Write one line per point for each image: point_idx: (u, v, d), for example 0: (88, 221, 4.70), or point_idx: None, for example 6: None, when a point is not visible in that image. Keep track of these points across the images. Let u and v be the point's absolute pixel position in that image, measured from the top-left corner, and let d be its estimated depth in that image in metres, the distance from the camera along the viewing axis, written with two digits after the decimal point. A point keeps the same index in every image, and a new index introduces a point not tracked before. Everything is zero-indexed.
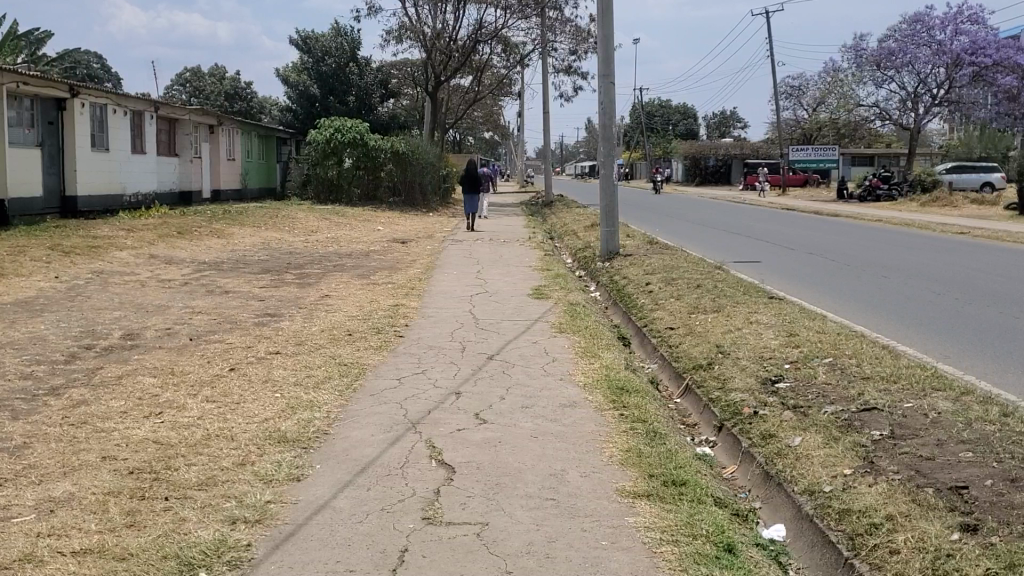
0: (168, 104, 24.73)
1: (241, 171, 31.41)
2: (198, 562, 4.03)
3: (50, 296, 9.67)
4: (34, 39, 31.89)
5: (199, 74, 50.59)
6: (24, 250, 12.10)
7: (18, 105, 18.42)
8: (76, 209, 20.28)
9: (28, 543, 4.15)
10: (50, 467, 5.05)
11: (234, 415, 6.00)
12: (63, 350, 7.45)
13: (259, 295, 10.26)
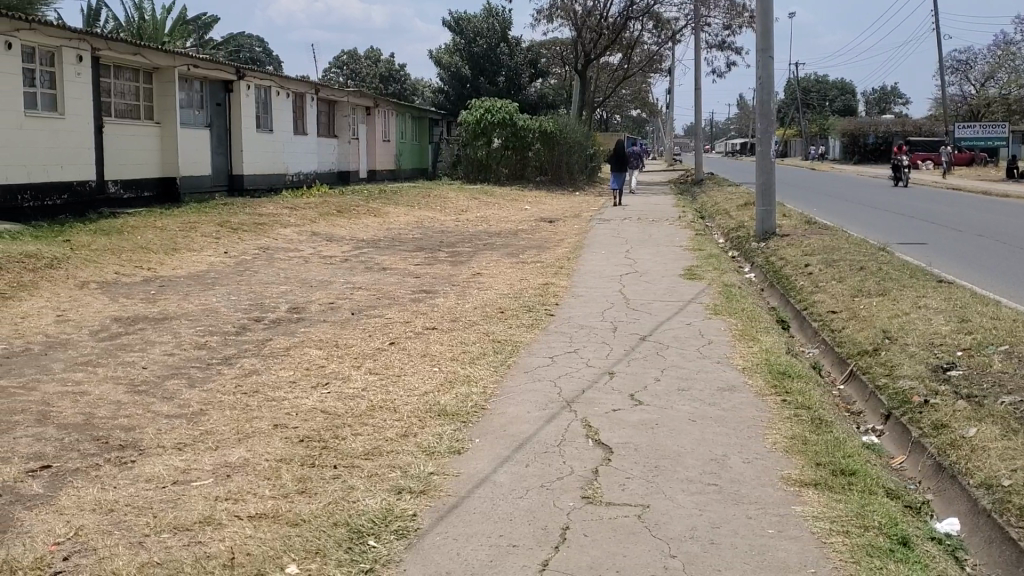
0: (328, 86, 25.48)
1: (394, 152, 32.10)
2: (367, 530, 4.12)
3: (220, 270, 10.08)
4: (205, 25, 33.23)
5: (355, 56, 51.89)
6: (196, 227, 12.65)
7: (188, 88, 19.28)
8: (242, 188, 21.13)
9: (207, 506, 4.32)
10: (225, 434, 5.25)
11: (394, 388, 6.10)
12: (233, 322, 7.75)
13: (414, 272, 10.42)
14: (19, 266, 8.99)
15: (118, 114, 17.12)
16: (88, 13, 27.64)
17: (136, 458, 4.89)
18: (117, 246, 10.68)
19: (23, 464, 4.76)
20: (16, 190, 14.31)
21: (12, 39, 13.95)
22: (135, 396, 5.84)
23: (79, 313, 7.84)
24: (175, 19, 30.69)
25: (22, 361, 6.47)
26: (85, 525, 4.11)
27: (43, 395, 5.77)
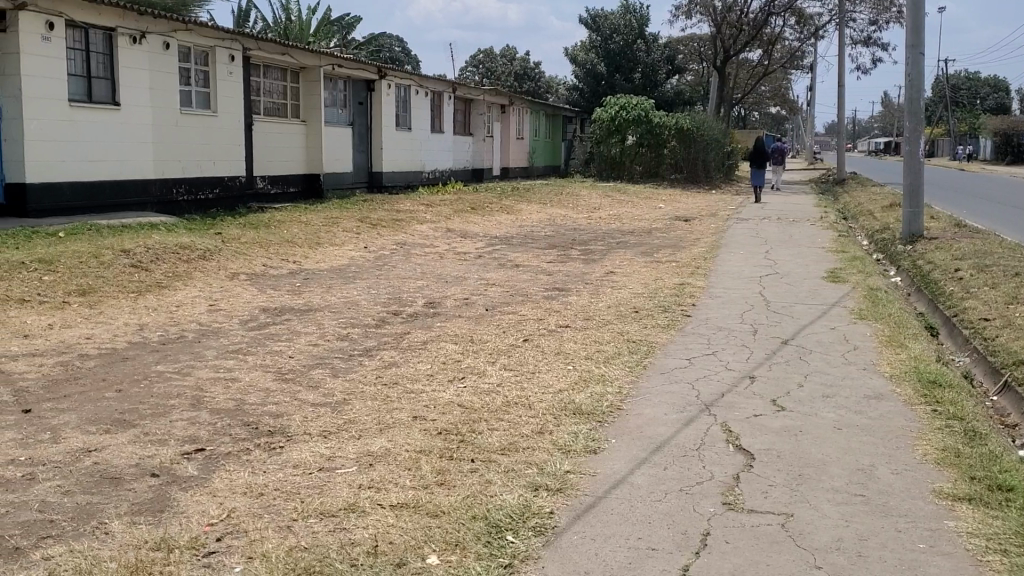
0: (465, 85, 25.81)
1: (528, 149, 32.31)
2: (505, 525, 4.14)
3: (359, 264, 10.33)
4: (348, 26, 34.06)
5: (493, 55, 52.39)
6: (337, 222, 12.99)
7: (333, 87, 19.84)
8: (381, 184, 21.63)
9: (351, 494, 4.43)
10: (367, 423, 5.37)
11: (529, 385, 6.12)
12: (373, 315, 7.93)
13: (548, 270, 10.44)
14: (174, 257, 9.41)
15: (266, 111, 17.74)
16: (239, 14, 28.71)
17: (284, 444, 5.05)
18: (264, 239, 11.06)
19: (179, 446, 4.98)
20: (171, 184, 15.03)
21: (170, 39, 14.61)
22: (282, 383, 6.05)
23: (229, 302, 8.15)
24: (320, 20, 31.57)
25: (176, 347, 6.77)
26: (237, 507, 4.28)
27: (197, 381, 6.02)
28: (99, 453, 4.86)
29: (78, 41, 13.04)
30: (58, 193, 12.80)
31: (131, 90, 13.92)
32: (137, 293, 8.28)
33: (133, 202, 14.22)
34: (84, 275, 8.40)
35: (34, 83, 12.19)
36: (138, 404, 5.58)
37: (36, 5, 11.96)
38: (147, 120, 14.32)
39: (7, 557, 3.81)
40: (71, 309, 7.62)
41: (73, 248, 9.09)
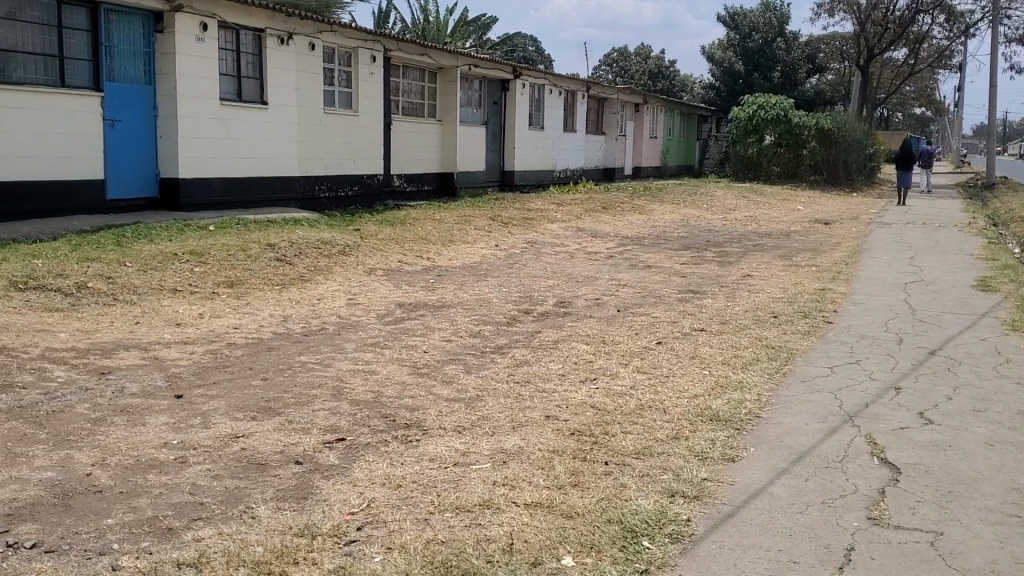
0: (599, 84, 25.75)
1: (661, 149, 32.08)
2: (641, 530, 4.09)
3: (491, 262, 10.40)
4: (484, 26, 34.42)
5: (627, 53, 52.07)
6: (469, 220, 13.12)
7: (468, 86, 20.09)
8: (513, 183, 21.77)
9: (486, 490, 4.46)
10: (501, 421, 5.39)
11: (663, 389, 6.03)
12: (505, 313, 7.97)
13: (681, 271, 10.30)
14: (316, 251, 9.68)
15: (404, 111, 18.09)
16: (378, 16, 29.38)
17: (420, 438, 5.12)
18: (400, 236, 11.28)
19: (321, 435, 5.11)
20: (313, 181, 15.49)
21: (315, 40, 15.02)
22: (418, 377, 6.14)
23: (367, 297, 8.33)
24: (456, 21, 32.01)
25: (317, 339, 6.95)
26: (376, 498, 4.37)
27: (337, 372, 6.18)
28: (246, 439, 5.03)
29: (230, 42, 13.54)
30: (209, 189, 13.34)
31: (277, 90, 14.39)
32: (281, 285, 8.55)
33: (277, 199, 14.71)
34: (232, 267, 8.72)
35: (188, 83, 12.72)
36: (282, 393, 5.76)
37: (191, 7, 12.48)
38: (292, 119, 14.78)
39: (162, 536, 3.98)
40: (219, 299, 7.92)
41: (222, 242, 9.45)
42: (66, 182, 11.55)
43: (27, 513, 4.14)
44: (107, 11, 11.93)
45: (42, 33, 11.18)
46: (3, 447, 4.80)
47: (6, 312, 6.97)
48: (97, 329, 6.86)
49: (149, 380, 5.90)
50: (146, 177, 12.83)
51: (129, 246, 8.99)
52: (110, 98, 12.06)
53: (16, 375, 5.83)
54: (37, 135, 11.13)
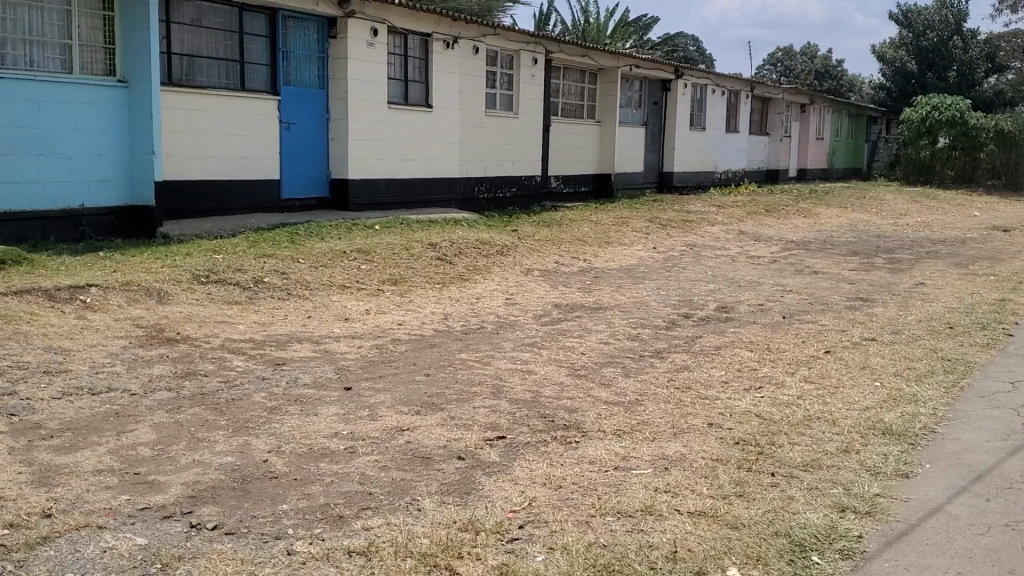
0: (765, 84, 25.18)
1: (828, 150, 31.17)
2: (810, 545, 3.96)
3: (650, 265, 10.31)
4: (645, 27, 34.19)
5: (792, 52, 50.76)
6: (628, 222, 13.07)
7: (628, 88, 20.02)
8: (671, 185, 21.55)
9: (648, 496, 4.41)
10: (662, 426, 5.33)
11: (833, 400, 5.83)
12: (664, 316, 7.89)
13: (848, 278, 9.95)
14: (476, 251, 9.82)
15: (563, 112, 18.17)
16: (540, 18, 29.62)
17: (580, 439, 5.12)
18: (558, 237, 11.33)
19: (482, 432, 5.17)
20: (474, 182, 15.76)
21: (479, 44, 15.26)
22: (577, 379, 6.14)
23: (525, 297, 8.41)
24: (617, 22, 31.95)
25: (477, 337, 7.05)
26: (538, 497, 4.39)
27: (497, 370, 6.24)
28: (411, 433, 5.15)
29: (398, 47, 13.91)
30: (375, 189, 13.74)
31: (441, 92, 14.69)
32: (442, 284, 8.71)
33: (440, 199, 15.03)
34: (396, 266, 8.94)
35: (358, 87, 13.14)
36: (444, 389, 5.86)
37: (360, 12, 12.88)
38: (455, 121, 15.06)
39: (333, 524, 4.12)
40: (384, 296, 8.14)
41: (387, 240, 9.72)
42: (244, 182, 12.11)
43: (208, 495, 4.35)
44: (285, 18, 12.40)
45: (225, 39, 11.73)
46: (187, 432, 5.07)
47: (189, 304, 7.36)
48: (271, 322, 7.16)
49: (320, 372, 6.13)
50: (317, 178, 13.32)
51: (301, 243, 9.34)
52: (286, 102, 12.57)
53: (198, 363, 6.15)
54: (217, 136, 11.69)
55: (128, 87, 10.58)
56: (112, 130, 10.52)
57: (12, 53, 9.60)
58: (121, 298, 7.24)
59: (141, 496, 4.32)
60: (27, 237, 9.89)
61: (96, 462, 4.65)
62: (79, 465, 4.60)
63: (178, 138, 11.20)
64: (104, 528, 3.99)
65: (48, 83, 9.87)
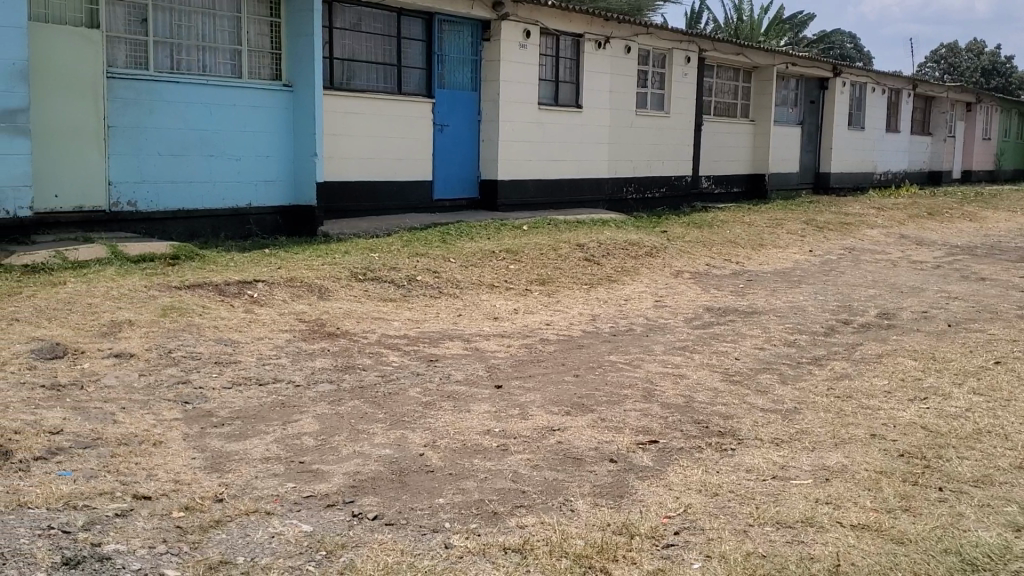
0: (928, 82, 24.22)
1: (995, 151, 29.72)
2: (983, 564, 3.77)
3: (805, 268, 10.05)
4: (800, 24, 33.35)
5: (955, 49, 48.63)
6: (782, 224, 12.77)
7: (783, 86, 19.56)
8: (827, 186, 20.93)
9: (808, 507, 4.29)
10: (821, 435, 5.18)
11: (1005, 413, 5.54)
12: (821, 322, 7.66)
13: (1021, 285, 9.44)
14: (625, 253, 9.78)
15: (715, 112, 17.89)
16: (692, 17, 29.29)
17: (736, 447, 5.02)
18: (709, 239, 11.17)
19: (634, 435, 5.14)
20: (623, 182, 15.69)
21: (631, 43, 15.21)
22: (731, 385, 6.02)
23: (674, 299, 8.31)
24: (772, 20, 31.30)
25: (628, 339, 7.00)
26: (693, 504, 4.33)
27: (647, 373, 6.19)
28: (562, 433, 5.16)
29: (550, 48, 14.02)
30: (524, 190, 13.84)
31: (593, 92, 14.71)
32: (590, 285, 8.71)
33: (588, 200, 15.03)
34: (545, 266, 8.99)
35: (509, 88, 13.28)
36: (594, 391, 5.85)
37: (512, 15, 13.03)
38: (605, 121, 15.06)
39: (488, 520, 4.16)
40: (533, 296, 8.20)
41: (536, 241, 9.79)
42: (398, 183, 12.40)
43: (368, 486, 4.47)
44: (441, 21, 12.65)
45: (384, 44, 12.06)
46: (347, 424, 5.22)
47: (348, 300, 7.59)
48: (424, 319, 7.32)
49: (472, 369, 6.21)
50: (468, 179, 13.51)
51: (453, 243, 9.49)
52: (440, 105, 12.82)
53: (357, 357, 6.34)
54: (374, 137, 12.00)
55: (292, 92, 10.99)
56: (276, 131, 10.93)
57: (187, 59, 10.12)
58: (285, 293, 7.52)
59: (306, 484, 4.47)
60: (198, 234, 10.39)
61: (263, 450, 4.84)
62: (248, 452, 4.80)
63: (337, 140, 11.56)
64: (272, 515, 4.15)
65: (219, 88, 10.34)
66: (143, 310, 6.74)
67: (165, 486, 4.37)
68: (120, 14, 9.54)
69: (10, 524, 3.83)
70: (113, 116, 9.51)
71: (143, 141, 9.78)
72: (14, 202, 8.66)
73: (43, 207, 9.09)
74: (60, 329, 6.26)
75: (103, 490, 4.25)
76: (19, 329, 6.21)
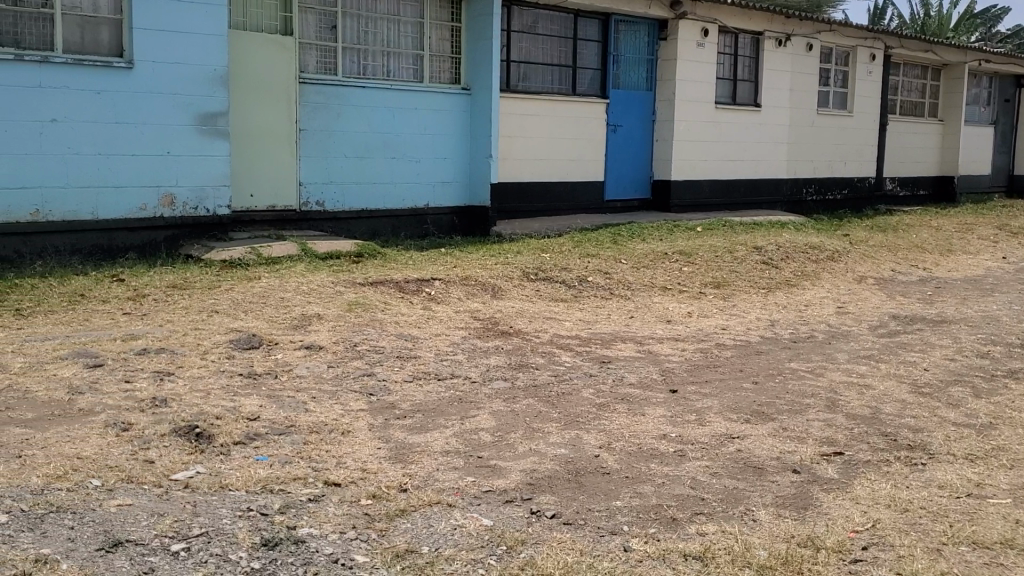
0: None
1: None
2: None
3: (999, 276, 9.52)
4: (993, 18, 31.61)
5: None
6: (972, 229, 12.12)
7: (975, 84, 18.64)
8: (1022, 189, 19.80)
9: (1008, 528, 4.07)
10: (1022, 453, 4.90)
11: None
12: (1018, 333, 7.25)
13: None
14: (804, 256, 9.52)
15: (901, 110, 17.20)
16: (875, 13, 28.20)
17: (927, 462, 4.82)
18: (893, 243, 10.74)
19: (818, 446, 5.00)
20: (801, 184, 15.26)
21: (813, 41, 14.81)
22: (920, 397, 5.77)
23: (857, 306, 8.03)
24: (961, 14, 29.81)
25: (808, 346, 6.82)
26: (882, 519, 4.18)
27: (830, 382, 6.00)
28: (741, 440, 5.08)
29: (728, 46, 13.81)
30: (698, 190, 13.68)
31: (771, 92, 14.39)
32: (767, 289, 8.52)
33: (764, 201, 14.70)
34: (720, 268, 8.86)
35: (685, 88, 13.15)
36: (775, 398, 5.72)
37: (688, 14, 12.89)
38: (784, 121, 14.71)
39: (667, 525, 4.14)
40: (707, 299, 8.09)
41: (711, 243, 9.66)
42: (571, 183, 12.47)
43: (546, 485, 4.52)
44: (618, 22, 12.65)
45: (560, 45, 12.16)
46: (523, 421, 5.29)
47: (521, 299, 7.70)
48: (597, 320, 7.34)
49: (646, 372, 6.19)
50: (641, 180, 13.45)
51: (625, 244, 9.48)
52: (615, 105, 12.82)
53: (531, 356, 6.41)
54: (549, 138, 12.11)
55: (471, 95, 11.23)
56: (455, 133, 11.20)
57: (372, 64, 10.48)
58: (460, 292, 7.69)
59: (485, 479, 4.56)
60: (380, 233, 10.76)
61: (443, 443, 4.96)
62: (430, 445, 4.94)
63: (513, 141, 11.72)
64: (453, 507, 4.25)
65: (403, 92, 10.68)
66: (330, 305, 7.04)
67: (353, 474, 4.54)
68: (312, 21, 9.97)
69: (213, 505, 4.07)
70: (304, 120, 9.96)
71: (331, 143, 10.21)
72: (214, 201, 9.26)
73: (239, 206, 9.64)
74: (255, 321, 6.61)
75: (296, 476, 4.45)
76: (218, 320, 6.59)
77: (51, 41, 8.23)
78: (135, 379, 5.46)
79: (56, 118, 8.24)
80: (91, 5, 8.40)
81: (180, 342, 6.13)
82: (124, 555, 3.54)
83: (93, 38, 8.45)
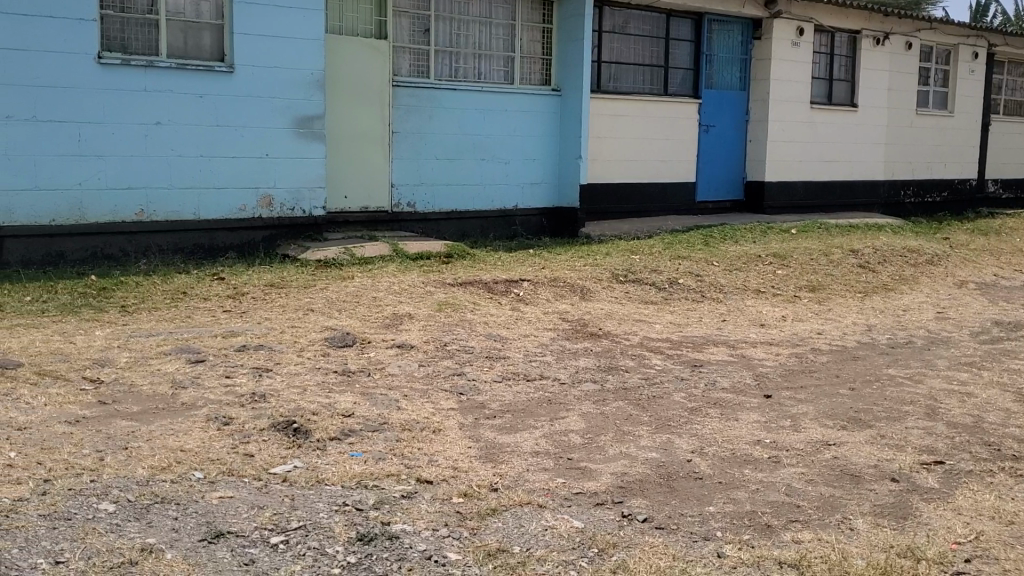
0: None
1: None
2: None
3: None
4: None
5: None
6: None
7: None
8: None
9: None
10: None
11: None
12: None
13: None
14: (902, 260, 9.29)
15: (1004, 110, 16.67)
16: (977, 10, 27.35)
17: None
18: (996, 247, 10.41)
19: (918, 454, 4.89)
20: (900, 186, 14.88)
21: (913, 39, 14.45)
22: None
23: (958, 311, 7.81)
24: None
25: (906, 352, 6.66)
26: (986, 531, 4.06)
27: (930, 390, 5.85)
28: (838, 447, 4.99)
29: (824, 45, 13.57)
30: (792, 192, 13.46)
31: (868, 92, 14.09)
32: (864, 293, 8.34)
33: (861, 203, 14.37)
34: (815, 272, 8.71)
35: (779, 88, 12.96)
36: (872, 405, 5.61)
37: (782, 13, 12.70)
38: (882, 121, 14.39)
39: (762, 532, 4.09)
40: (802, 303, 7.96)
41: (805, 246, 9.51)
42: (661, 185, 12.39)
43: (637, 488, 4.50)
44: (710, 21, 12.53)
45: (652, 45, 12.10)
46: (614, 424, 5.29)
47: (611, 301, 7.68)
48: (687, 323, 7.28)
49: (739, 377, 6.12)
50: (733, 181, 13.29)
51: (716, 246, 9.38)
52: (707, 105, 12.70)
53: (621, 359, 6.40)
54: (639, 139, 12.06)
55: (561, 96, 11.25)
56: (545, 134, 11.23)
57: (464, 67, 10.58)
58: (549, 293, 7.71)
59: (576, 481, 4.57)
60: (470, 234, 10.85)
61: (534, 444, 4.99)
62: (520, 445, 4.97)
63: (603, 142, 11.70)
64: (544, 508, 4.27)
65: (495, 94, 10.76)
66: (421, 304, 7.13)
67: (445, 472, 4.59)
68: (406, 24, 10.11)
69: (310, 498, 4.16)
70: (398, 122, 10.10)
71: (424, 145, 10.34)
72: (310, 203, 9.45)
73: (333, 207, 9.82)
74: (348, 319, 6.74)
75: (390, 472, 4.53)
76: (313, 318, 6.73)
77: (156, 46, 8.50)
78: (235, 374, 5.61)
79: (161, 121, 8.51)
80: (194, 11, 8.65)
81: (277, 339, 6.28)
82: (225, 545, 3.64)
83: (196, 43, 8.70)
